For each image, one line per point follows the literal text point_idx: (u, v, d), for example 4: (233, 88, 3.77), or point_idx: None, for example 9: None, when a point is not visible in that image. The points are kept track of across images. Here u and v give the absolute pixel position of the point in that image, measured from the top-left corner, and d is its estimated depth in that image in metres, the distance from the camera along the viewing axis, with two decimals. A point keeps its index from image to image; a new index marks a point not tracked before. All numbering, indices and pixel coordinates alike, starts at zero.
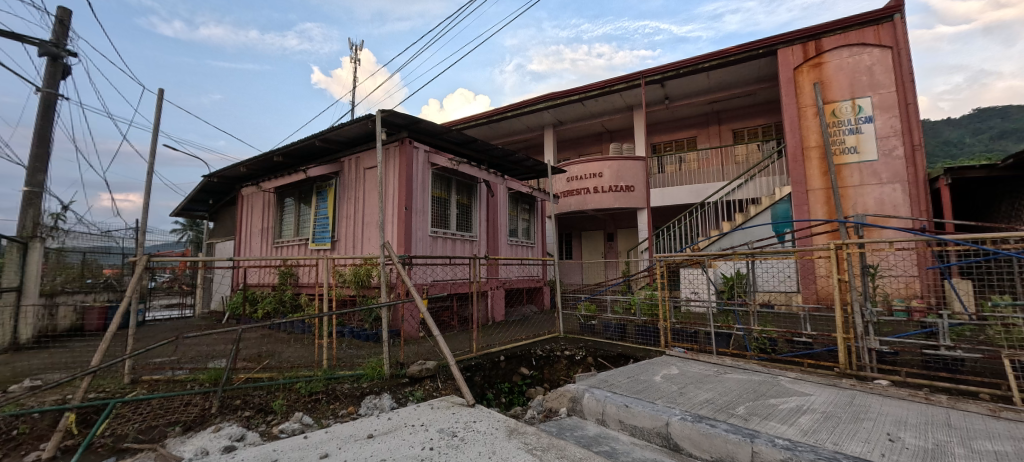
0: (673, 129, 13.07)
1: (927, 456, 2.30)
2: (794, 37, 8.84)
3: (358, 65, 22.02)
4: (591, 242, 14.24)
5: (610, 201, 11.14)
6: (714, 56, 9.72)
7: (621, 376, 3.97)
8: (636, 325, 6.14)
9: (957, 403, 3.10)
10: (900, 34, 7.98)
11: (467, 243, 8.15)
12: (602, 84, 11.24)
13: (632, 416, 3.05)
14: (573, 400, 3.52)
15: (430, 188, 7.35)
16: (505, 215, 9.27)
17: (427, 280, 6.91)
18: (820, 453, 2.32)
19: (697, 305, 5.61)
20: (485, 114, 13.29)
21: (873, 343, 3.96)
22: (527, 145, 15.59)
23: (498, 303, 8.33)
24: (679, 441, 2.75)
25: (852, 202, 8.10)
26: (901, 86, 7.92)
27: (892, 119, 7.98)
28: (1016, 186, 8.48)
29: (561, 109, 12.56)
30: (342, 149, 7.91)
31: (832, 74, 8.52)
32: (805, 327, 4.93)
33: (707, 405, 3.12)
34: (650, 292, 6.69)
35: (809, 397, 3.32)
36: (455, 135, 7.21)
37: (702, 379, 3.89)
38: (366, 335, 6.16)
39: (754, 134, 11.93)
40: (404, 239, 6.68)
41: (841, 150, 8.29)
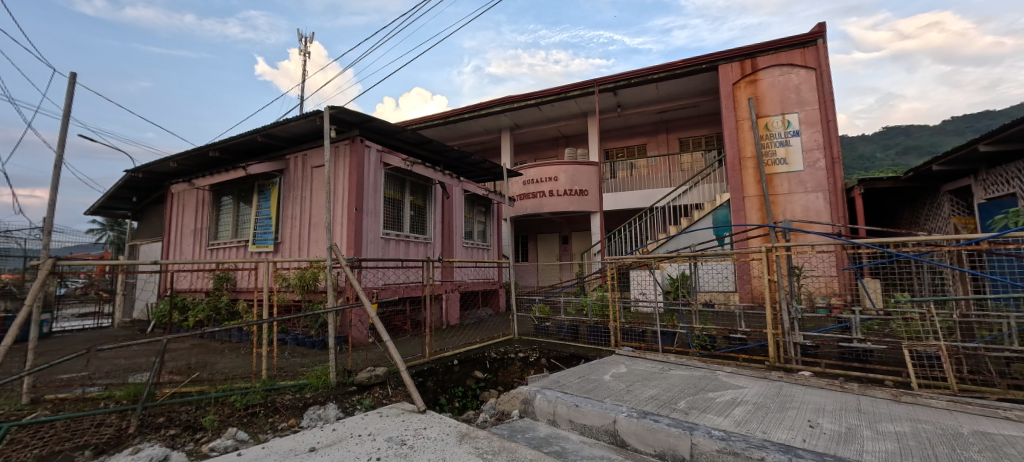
0: (625, 136, 13.60)
1: (841, 439, 2.54)
2: (733, 55, 9.51)
3: (308, 58, 20.97)
4: (546, 245, 14.46)
5: (565, 205, 11.38)
6: (663, 68, 10.23)
7: (572, 376, 4.05)
8: (588, 326, 6.30)
9: (867, 390, 3.45)
10: (822, 57, 8.81)
11: (421, 245, 8.00)
12: (558, 90, 11.48)
13: (581, 415, 3.12)
14: (525, 402, 3.53)
15: (383, 188, 7.14)
16: (461, 217, 9.20)
17: (377, 284, 6.69)
18: (751, 441, 2.49)
19: (645, 305, 5.86)
20: (442, 115, 13.13)
21: (797, 337, 4.32)
22: (484, 148, 15.57)
23: (452, 306, 8.25)
24: (625, 437, 2.84)
25: (782, 209, 8.84)
26: (823, 104, 8.75)
27: (815, 134, 8.79)
28: (916, 196, 9.64)
29: (518, 112, 12.67)
30: (287, 146, 7.48)
31: (765, 91, 9.26)
32: (741, 324, 5.30)
33: (652, 401, 3.26)
34: (602, 294, 6.90)
35: (742, 390, 3.57)
36: (410, 136, 7.05)
37: (648, 377, 4.05)
38: (312, 342, 5.84)
39: (698, 143, 12.68)
40: (354, 241, 6.42)
41: (772, 161, 9.02)
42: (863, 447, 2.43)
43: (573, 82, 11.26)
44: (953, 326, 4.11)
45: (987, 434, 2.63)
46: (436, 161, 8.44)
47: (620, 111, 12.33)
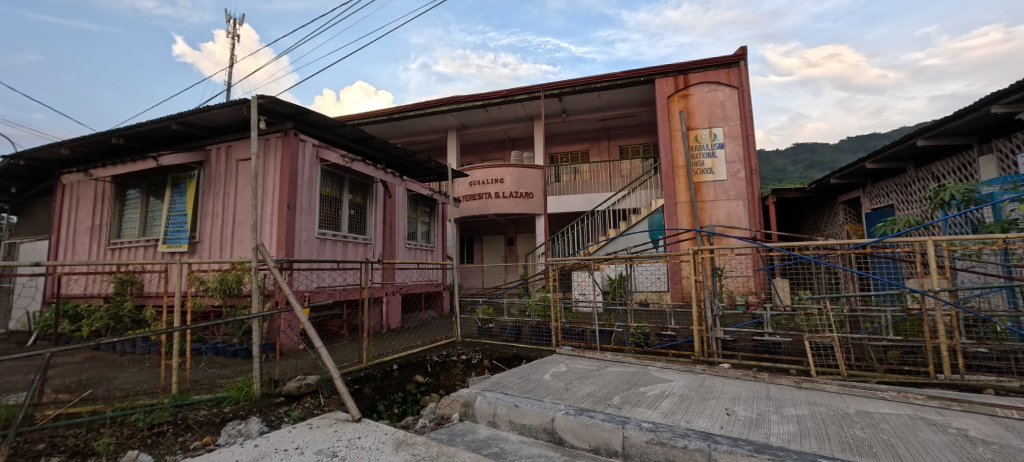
0: (569, 141, 14.02)
1: (752, 424, 2.80)
2: (668, 70, 10.18)
3: (237, 41, 19.33)
4: (492, 246, 14.51)
5: (510, 206, 11.49)
6: (605, 78, 10.69)
7: (513, 377, 4.09)
8: (531, 327, 6.40)
9: (775, 378, 3.84)
10: (743, 78, 9.69)
11: (360, 245, 7.67)
12: (505, 93, 11.57)
13: (521, 415, 3.15)
14: (465, 404, 3.50)
15: (319, 185, 6.74)
16: (404, 217, 8.96)
17: (311, 286, 6.29)
18: (676, 431, 2.67)
19: (585, 305, 6.04)
20: (386, 111, 12.71)
21: (719, 332, 4.71)
22: (430, 147, 15.29)
23: (394, 309, 7.99)
24: (563, 434, 2.92)
25: (708, 214, 9.59)
26: (744, 120, 9.62)
27: (737, 147, 9.64)
28: (817, 205, 10.94)
29: (465, 113, 12.58)
30: (209, 136, 6.82)
31: (695, 105, 10.00)
32: (671, 322, 5.65)
33: (588, 398, 3.39)
34: (544, 295, 7.02)
35: (670, 383, 3.81)
36: (350, 131, 6.71)
37: (586, 374, 4.19)
38: (233, 351, 5.36)
39: (637, 152, 13.40)
40: (285, 240, 5.99)
41: (701, 171, 9.75)
42: (769, 430, 2.70)
43: (520, 86, 11.41)
44: (844, 320, 4.70)
45: (868, 413, 3.04)
46: (378, 159, 8.13)
47: (565, 116, 12.69)
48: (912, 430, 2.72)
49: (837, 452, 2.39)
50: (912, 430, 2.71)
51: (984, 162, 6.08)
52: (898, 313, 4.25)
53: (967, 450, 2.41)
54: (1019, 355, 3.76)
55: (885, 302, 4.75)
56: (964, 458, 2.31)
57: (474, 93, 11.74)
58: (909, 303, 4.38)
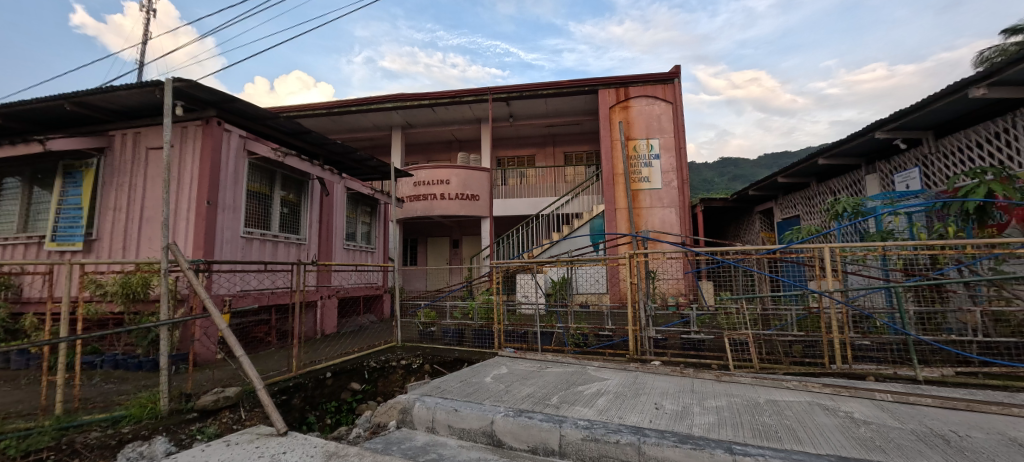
0: (516, 146, 14.21)
1: (678, 417, 3.00)
2: (611, 82, 10.68)
3: (152, 15, 17.36)
4: (436, 248, 14.29)
5: (456, 208, 11.39)
6: (551, 86, 10.98)
7: (453, 381, 4.04)
8: (473, 330, 6.38)
9: (698, 373, 4.15)
10: (677, 94, 10.40)
11: (293, 246, 7.19)
12: (453, 94, 11.46)
13: (460, 420, 3.12)
14: (403, 411, 3.38)
15: (246, 180, 6.22)
16: (342, 216, 8.55)
17: (233, 290, 5.78)
18: (609, 427, 2.78)
19: (527, 307, 6.14)
20: (325, 104, 12.06)
21: (651, 332, 5.04)
22: (373, 144, 14.74)
23: (329, 314, 7.56)
24: (502, 436, 2.93)
25: (645, 221, 10.17)
26: (677, 133, 10.32)
27: (671, 158, 10.31)
28: (738, 214, 12.03)
29: (410, 111, 12.27)
30: (113, 120, 6.03)
31: (634, 117, 10.57)
32: (608, 322, 5.88)
33: (528, 399, 3.42)
34: (487, 297, 7.01)
35: (606, 381, 3.98)
36: (284, 124, 6.25)
37: (527, 376, 4.25)
38: (137, 364, 4.77)
39: (580, 159, 13.90)
40: (203, 240, 5.44)
41: (639, 179, 10.32)
42: (692, 422, 2.91)
43: (468, 88, 11.36)
44: (757, 317, 5.20)
45: (775, 401, 3.38)
46: (316, 155, 7.66)
47: (512, 121, 12.84)
48: (809, 415, 3.07)
49: (748, 438, 2.63)
50: (810, 415, 3.07)
51: (869, 180, 7.05)
52: (801, 311, 4.78)
53: (852, 430, 2.77)
54: (894, 346, 4.37)
55: (791, 302, 5.32)
56: (850, 436, 2.65)
57: (421, 92, 11.50)
58: (810, 303, 4.94)
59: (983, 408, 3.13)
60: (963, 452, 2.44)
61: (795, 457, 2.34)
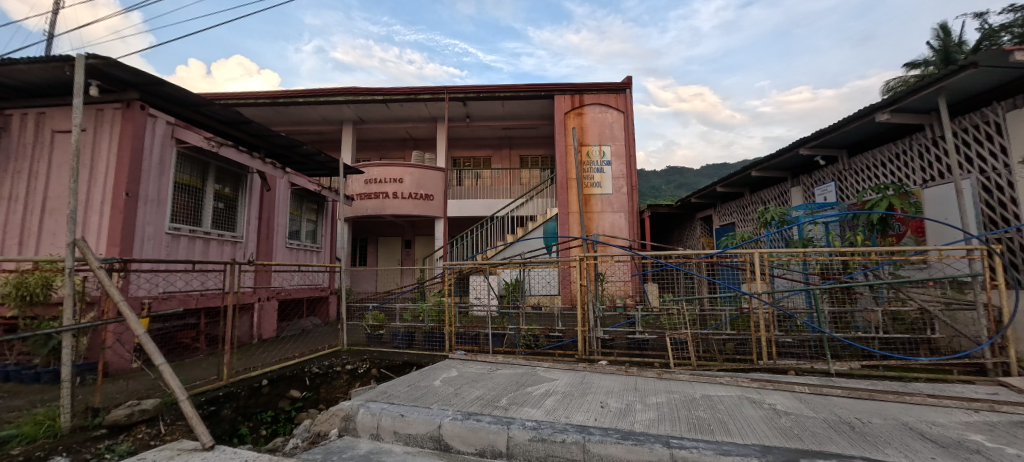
0: (472, 147, 14.16)
1: (621, 414, 3.11)
2: (566, 89, 10.95)
3: None
4: (387, 248, 13.89)
5: (409, 208, 11.13)
6: (508, 88, 11.05)
7: (401, 385, 3.93)
8: (424, 332, 6.26)
9: (641, 371, 4.34)
10: (629, 104, 10.84)
11: (228, 244, 6.69)
12: (409, 91, 11.19)
13: (406, 425, 3.04)
14: (345, 418, 3.24)
15: (173, 171, 5.69)
16: (284, 213, 8.07)
17: (154, 292, 5.26)
18: (556, 427, 2.83)
19: (479, 309, 6.12)
20: (269, 94, 11.33)
21: (599, 333, 5.21)
22: (321, 138, 14.07)
23: (267, 317, 7.08)
24: (449, 440, 2.89)
25: (596, 224, 10.49)
26: (628, 141, 10.75)
27: (621, 165, 10.72)
28: (681, 220, 12.75)
29: (363, 106, 11.84)
30: (10, 97, 5.29)
31: (588, 123, 10.89)
32: (559, 323, 6.01)
33: (476, 401, 3.41)
34: (439, 298, 6.90)
35: (555, 382, 4.06)
36: (219, 113, 5.75)
37: (477, 378, 4.24)
38: (33, 376, 4.20)
39: (535, 162, 14.10)
40: (120, 236, 4.90)
41: (591, 184, 10.62)
42: (634, 418, 3.03)
43: (424, 86, 11.15)
44: (696, 318, 5.52)
45: (709, 396, 3.62)
46: (257, 147, 7.15)
47: (469, 121, 12.77)
48: (739, 408, 3.31)
49: (684, 432, 2.79)
50: (739, 408, 3.31)
51: (794, 192, 7.75)
52: (734, 311, 5.17)
53: (773, 420, 3.02)
54: (812, 342, 4.80)
55: (725, 303, 5.71)
56: (773, 427, 2.89)
57: (374, 87, 11.12)
58: (742, 304, 5.33)
59: (882, 397, 3.54)
60: (865, 436, 2.74)
61: (726, 448, 2.50)
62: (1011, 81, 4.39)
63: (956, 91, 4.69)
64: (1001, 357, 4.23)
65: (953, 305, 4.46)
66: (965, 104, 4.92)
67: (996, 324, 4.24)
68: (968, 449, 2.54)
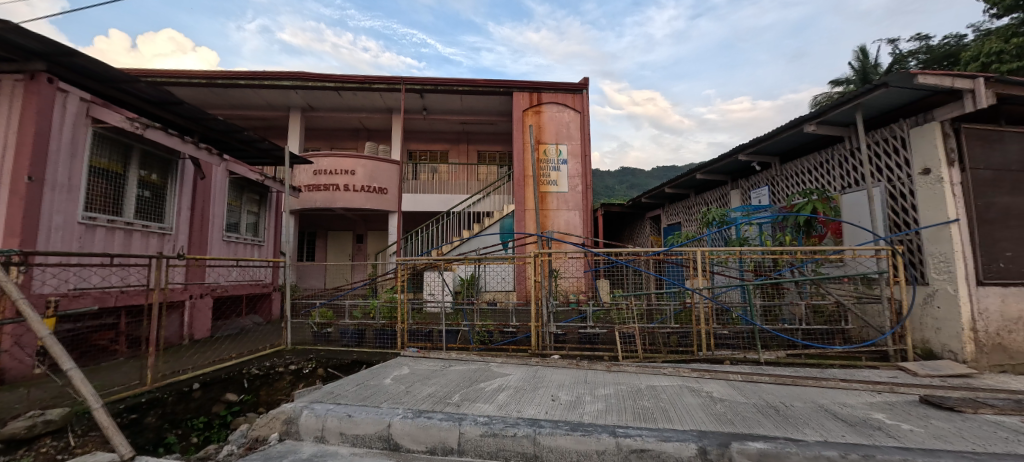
0: (429, 140, 13.90)
1: (571, 407, 3.20)
2: (525, 86, 11.03)
3: None
4: (337, 242, 13.30)
5: (361, 201, 10.73)
6: (467, 83, 10.93)
7: (349, 385, 3.79)
8: (374, 330, 6.07)
9: (592, 364, 4.48)
10: (585, 104, 11.08)
11: (154, 236, 6.10)
12: (363, 79, 10.76)
13: (354, 426, 2.94)
14: (287, 421, 3.07)
15: (88, 154, 5.09)
16: (221, 204, 7.50)
17: (63, 289, 4.70)
18: (507, 421, 2.86)
19: (433, 305, 6.01)
20: (205, 73, 10.44)
21: (551, 327, 5.33)
22: (265, 125, 13.19)
23: (200, 316, 6.55)
24: (399, 439, 2.83)
25: (551, 222, 10.66)
26: (584, 141, 10.99)
27: (577, 164, 10.95)
28: (632, 219, 13.25)
29: (313, 93, 11.23)
30: None
31: (545, 121, 11.02)
32: (513, 318, 6.06)
33: (428, 399, 3.37)
34: (391, 295, 6.72)
35: (508, 377, 4.09)
36: (146, 92, 5.19)
37: (429, 375, 4.17)
38: None
39: (493, 158, 14.09)
40: (21, 226, 4.32)
41: (547, 182, 10.77)
42: (583, 410, 3.13)
43: (379, 75, 10.77)
44: (643, 312, 5.78)
45: (654, 386, 3.82)
46: (190, 131, 6.56)
47: (426, 114, 12.50)
48: (680, 396, 3.52)
49: (631, 421, 2.93)
50: (680, 396, 3.52)
51: (734, 195, 8.30)
52: (677, 306, 5.47)
53: (710, 407, 3.24)
54: (745, 334, 5.17)
55: (670, 298, 6.01)
56: (709, 413, 3.09)
57: (325, 73, 10.58)
58: (685, 298, 5.64)
59: (803, 382, 3.91)
60: (788, 418, 3.02)
61: (667, 434, 2.65)
62: (914, 101, 4.98)
63: (870, 108, 5.24)
64: (900, 344, 4.81)
65: (863, 298, 5.01)
66: (877, 120, 5.52)
67: (897, 315, 4.83)
68: (871, 427, 2.87)
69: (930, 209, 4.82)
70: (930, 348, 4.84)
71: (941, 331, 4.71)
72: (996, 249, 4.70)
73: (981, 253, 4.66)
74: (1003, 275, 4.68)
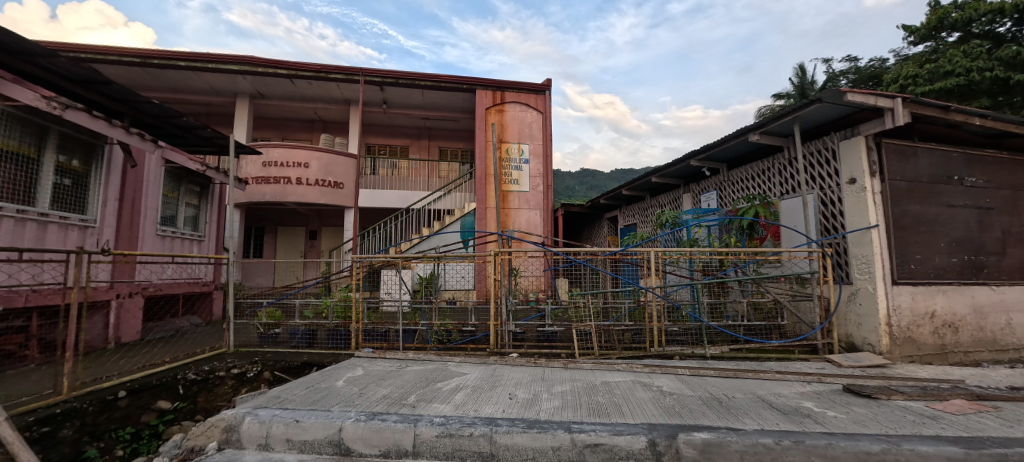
0: (389, 135, 13.52)
1: (528, 404, 3.23)
2: (488, 84, 10.99)
3: None
4: (288, 238, 12.64)
5: (315, 196, 10.26)
6: (430, 78, 10.74)
7: (297, 389, 3.60)
8: (327, 330, 5.83)
9: (549, 362, 4.55)
10: (547, 105, 11.19)
11: (74, 229, 5.51)
12: (318, 68, 10.27)
13: (301, 432, 2.80)
14: (227, 429, 2.88)
15: None
16: (156, 194, 6.91)
17: None
18: (464, 421, 2.84)
19: (390, 305, 5.84)
20: (138, 51, 9.54)
21: (510, 326, 5.36)
22: (208, 111, 12.28)
23: (129, 317, 6.00)
24: (350, 444, 2.73)
25: (512, 221, 10.70)
26: (546, 142, 11.09)
27: (539, 164, 11.05)
28: (591, 219, 13.56)
29: (263, 79, 10.59)
30: None
31: (508, 120, 11.03)
32: (473, 317, 6.03)
33: (383, 400, 3.28)
34: (346, 293, 6.47)
35: (465, 376, 4.06)
36: (67, 68, 4.68)
37: (384, 376, 4.07)
38: None
39: (455, 155, 13.94)
40: None
41: (509, 181, 10.79)
42: (540, 407, 3.17)
43: (337, 64, 10.32)
44: (600, 310, 5.96)
45: (608, 382, 3.94)
46: (119, 114, 5.98)
47: (386, 107, 12.15)
48: (632, 391, 3.66)
49: (587, 417, 3.00)
50: (632, 391, 3.65)
51: (686, 198, 8.70)
52: (632, 303, 5.66)
53: (660, 401, 3.37)
54: (693, 330, 5.44)
55: (624, 296, 6.20)
56: (659, 407, 3.23)
57: (277, 59, 9.99)
58: (639, 297, 5.85)
59: (744, 375, 4.19)
60: (729, 409, 3.22)
61: (619, 428, 2.74)
62: (843, 116, 5.45)
63: (807, 121, 5.67)
64: (828, 338, 5.28)
65: (797, 296, 5.48)
66: (812, 132, 5.98)
67: (825, 311, 5.32)
68: (801, 414, 3.12)
69: (856, 215, 5.30)
70: (853, 342, 5.33)
71: (862, 326, 5.20)
72: (908, 252, 5.25)
73: (896, 256, 5.19)
74: (913, 275, 5.24)
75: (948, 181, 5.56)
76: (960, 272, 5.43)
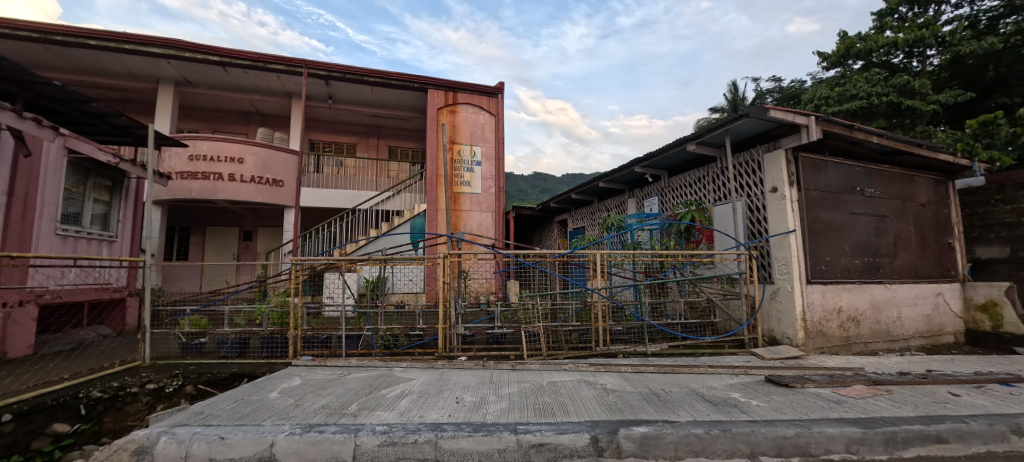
0: (334, 131, 12.93)
1: (475, 407, 3.22)
2: (440, 84, 10.84)
3: None
4: (218, 239, 11.65)
5: (250, 193, 9.55)
6: (379, 74, 10.40)
7: (224, 403, 3.32)
8: (261, 338, 5.46)
9: (497, 364, 4.55)
10: (500, 108, 11.24)
11: None
12: (256, 57, 9.59)
13: (226, 449, 2.59)
14: (138, 452, 2.59)
15: None
16: (55, 189, 6.11)
17: None
18: (408, 428, 2.77)
19: (332, 310, 5.56)
20: (37, 26, 8.39)
21: (459, 329, 5.32)
22: (124, 97, 11.05)
23: (19, 328, 5.23)
24: (283, 459, 2.56)
25: (463, 223, 10.61)
26: (498, 144, 11.12)
27: (491, 167, 11.05)
28: (542, 222, 13.79)
29: (191, 66, 9.71)
30: None
31: (460, 122, 10.95)
32: (420, 321, 5.87)
33: (321, 411, 3.11)
34: (281, 298, 6.04)
35: (411, 381, 3.96)
36: None
37: (324, 385, 3.86)
38: None
39: (405, 155, 13.61)
40: None
41: (460, 183, 10.69)
42: (487, 410, 3.16)
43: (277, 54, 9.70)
44: (548, 311, 6.02)
45: (554, 382, 4.01)
46: (11, 96, 5.23)
47: (331, 103, 11.61)
48: (577, 390, 3.75)
49: (533, 417, 3.04)
50: (577, 390, 3.75)
51: (631, 203, 9.11)
52: (579, 305, 5.81)
53: (603, 399, 3.49)
54: (636, 329, 5.69)
55: (572, 297, 6.31)
56: (602, 403, 3.35)
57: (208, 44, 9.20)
58: (586, 298, 6.00)
59: (680, 370, 4.45)
60: (666, 403, 3.40)
61: (564, 427, 2.81)
62: (767, 130, 5.97)
63: (736, 134, 6.15)
64: (753, 333, 5.77)
65: (727, 295, 5.93)
66: (740, 144, 6.50)
67: (751, 308, 5.82)
68: (729, 405, 3.37)
69: (777, 221, 5.82)
70: (774, 336, 5.85)
71: (782, 321, 5.73)
72: (820, 254, 5.86)
73: (810, 258, 5.77)
74: (824, 275, 5.85)
75: (852, 191, 6.28)
76: (862, 272, 6.15)
